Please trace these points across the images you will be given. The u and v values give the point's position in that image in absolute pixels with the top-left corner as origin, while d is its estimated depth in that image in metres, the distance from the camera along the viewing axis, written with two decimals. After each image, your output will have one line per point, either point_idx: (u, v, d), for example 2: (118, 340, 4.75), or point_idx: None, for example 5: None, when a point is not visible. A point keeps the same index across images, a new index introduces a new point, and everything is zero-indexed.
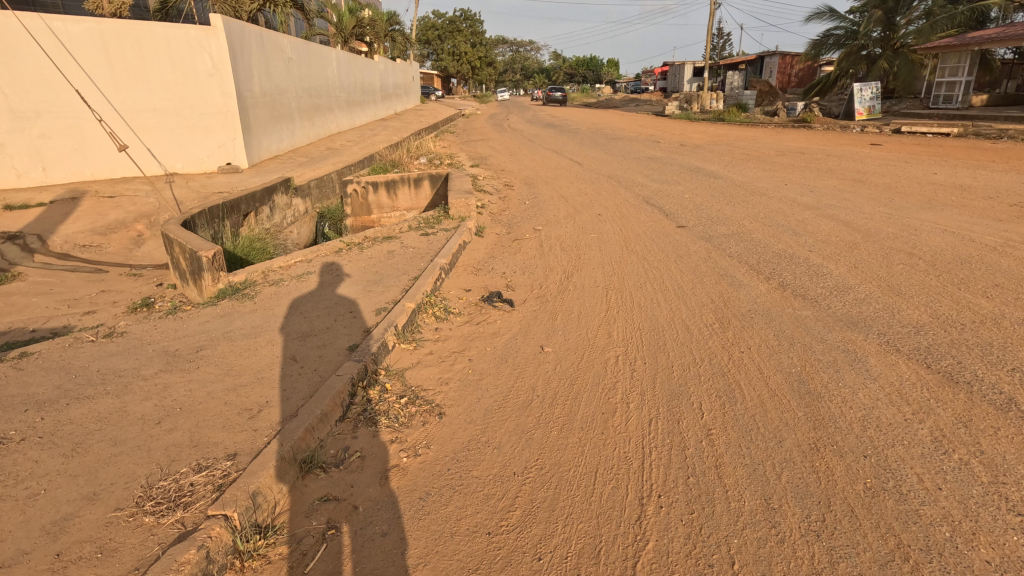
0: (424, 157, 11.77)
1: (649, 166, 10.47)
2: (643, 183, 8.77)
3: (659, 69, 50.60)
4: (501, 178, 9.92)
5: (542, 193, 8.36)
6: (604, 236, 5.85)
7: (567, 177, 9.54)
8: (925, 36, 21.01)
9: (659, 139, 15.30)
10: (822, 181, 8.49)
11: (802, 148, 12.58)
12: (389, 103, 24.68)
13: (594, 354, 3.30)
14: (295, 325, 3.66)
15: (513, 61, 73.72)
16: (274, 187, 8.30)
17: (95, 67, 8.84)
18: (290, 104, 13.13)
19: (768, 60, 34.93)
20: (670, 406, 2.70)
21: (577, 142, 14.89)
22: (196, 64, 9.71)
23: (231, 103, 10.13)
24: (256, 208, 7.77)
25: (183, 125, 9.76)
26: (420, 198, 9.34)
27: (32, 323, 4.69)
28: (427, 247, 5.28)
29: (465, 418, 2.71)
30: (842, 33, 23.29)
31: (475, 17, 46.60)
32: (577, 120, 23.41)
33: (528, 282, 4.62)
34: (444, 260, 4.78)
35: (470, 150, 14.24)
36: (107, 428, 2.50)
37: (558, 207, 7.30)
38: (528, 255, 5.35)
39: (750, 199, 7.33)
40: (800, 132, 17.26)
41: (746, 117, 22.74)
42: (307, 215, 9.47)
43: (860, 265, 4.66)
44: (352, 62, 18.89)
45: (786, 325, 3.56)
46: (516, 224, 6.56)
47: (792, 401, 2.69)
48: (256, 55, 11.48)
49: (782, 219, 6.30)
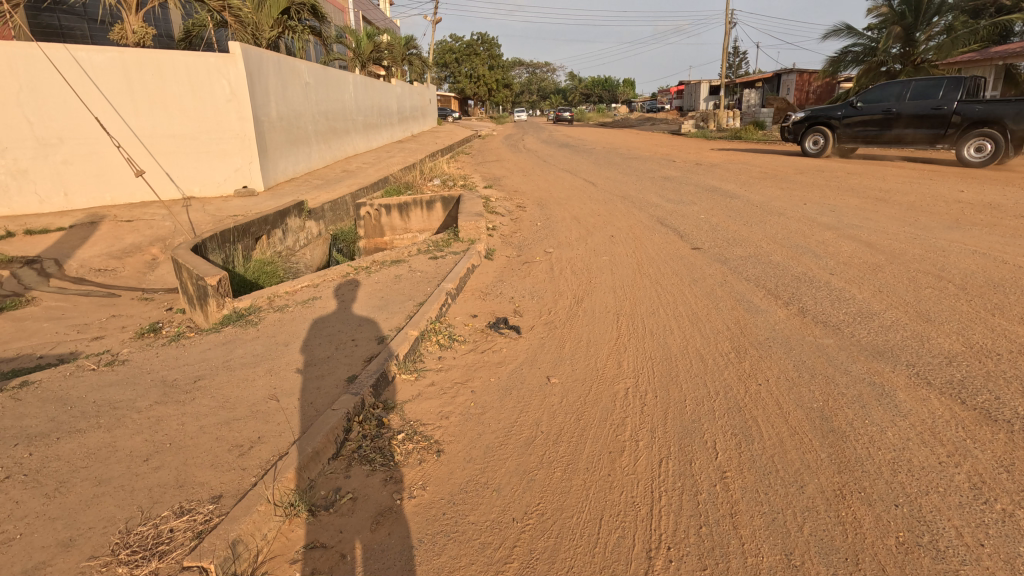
0: (438, 179, 11.78)
1: (664, 186, 10.36)
2: (658, 203, 8.65)
3: (674, 89, 50.84)
4: (514, 199, 9.87)
5: (555, 214, 8.27)
6: (616, 259, 5.73)
7: (581, 198, 9.47)
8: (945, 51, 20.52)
9: (675, 158, 15.22)
10: (843, 200, 8.30)
11: (821, 166, 12.38)
12: (406, 125, 25.08)
13: (602, 385, 3.15)
14: (295, 354, 3.57)
15: (529, 83, 74.76)
16: (286, 210, 8.35)
17: (116, 95, 9.06)
18: (306, 127, 13.35)
19: (785, 78, 34.90)
20: (681, 445, 2.54)
21: (591, 162, 14.86)
22: (214, 90, 9.92)
23: (248, 128, 10.32)
24: (268, 232, 7.80)
25: (201, 149, 9.94)
26: (433, 219, 9.38)
27: (40, 349, 4.70)
28: (435, 271, 5.20)
29: (464, 457, 2.58)
30: (860, 50, 23.10)
31: (492, 40, 47.44)
32: (592, 140, 23.48)
33: (537, 306, 4.51)
34: (451, 284, 4.68)
35: (484, 171, 14.27)
36: (93, 466, 2.41)
37: (570, 229, 7.23)
38: (538, 279, 5.25)
39: (768, 220, 7.16)
40: (820, 149, 17.03)
41: (763, 135, 22.59)
42: (320, 237, 9.50)
43: (885, 289, 4.45)
44: (369, 86, 19.25)
45: (807, 355, 3.36)
46: (527, 246, 6.48)
47: (814, 441, 2.51)
48: (273, 81, 11.70)
49: (801, 240, 6.11)
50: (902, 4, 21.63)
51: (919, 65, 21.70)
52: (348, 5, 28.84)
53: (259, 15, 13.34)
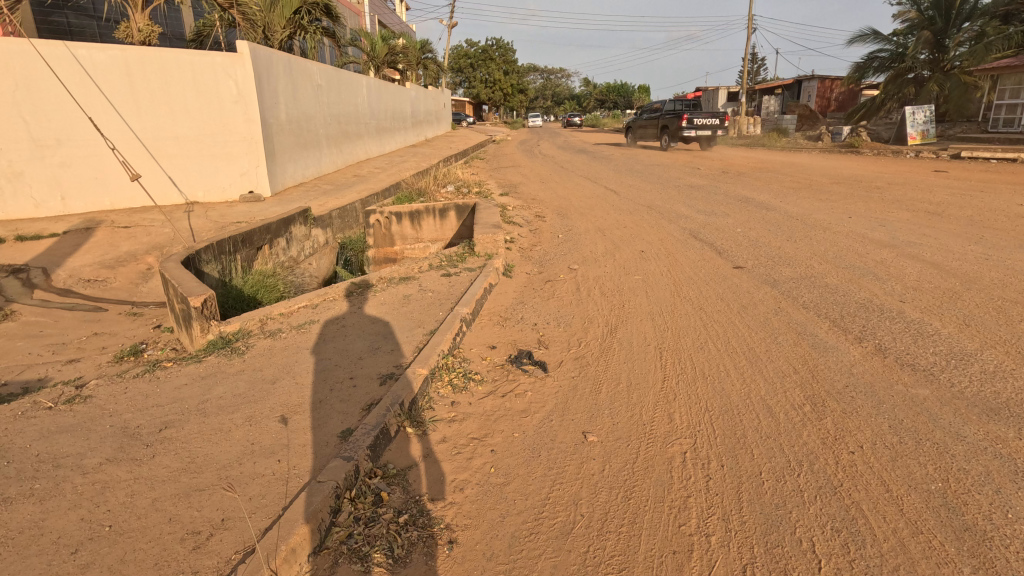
0: (452, 186, 11.27)
1: (691, 195, 9.78)
2: (687, 214, 8.07)
3: (692, 95, 50.29)
4: (531, 208, 9.33)
5: (577, 225, 7.74)
6: (650, 278, 5.15)
7: (603, 207, 8.92)
8: (978, 57, 19.51)
9: (699, 165, 14.59)
10: (891, 213, 7.64)
11: (857, 176, 11.71)
12: (420, 129, 24.72)
13: (652, 447, 2.57)
14: (282, 396, 3.02)
15: (545, 88, 74.26)
16: (291, 217, 7.86)
17: (118, 95, 8.66)
18: (317, 131, 12.95)
19: (806, 84, 34.01)
20: (769, 547, 1.95)
21: (611, 169, 14.25)
22: (220, 90, 9.54)
23: (255, 130, 9.93)
24: (270, 240, 7.29)
25: (206, 152, 9.56)
26: (446, 229, 8.87)
27: (6, 373, 4.20)
28: (448, 292, 4.63)
29: (484, 551, 2.01)
30: (887, 56, 22.45)
31: (507, 45, 47.10)
32: (609, 146, 22.91)
33: (564, 336, 3.92)
34: (466, 308, 4.11)
35: (500, 177, 13.71)
36: (4, 563, 1.87)
37: (594, 241, 6.69)
38: (563, 301, 4.68)
39: (812, 234, 6.54)
40: (850, 158, 16.32)
41: (787, 142, 21.92)
42: (327, 246, 8.99)
43: (973, 322, 3.80)
44: (383, 89, 18.88)
45: (902, 411, 2.74)
46: (548, 261, 5.92)
47: (945, 545, 1.91)
48: (283, 81, 11.29)
49: (855, 259, 5.49)
50: (930, 10, 21.09)
51: (948, 71, 21.02)
52: (364, 9, 28.74)
53: (270, 15, 13.11)
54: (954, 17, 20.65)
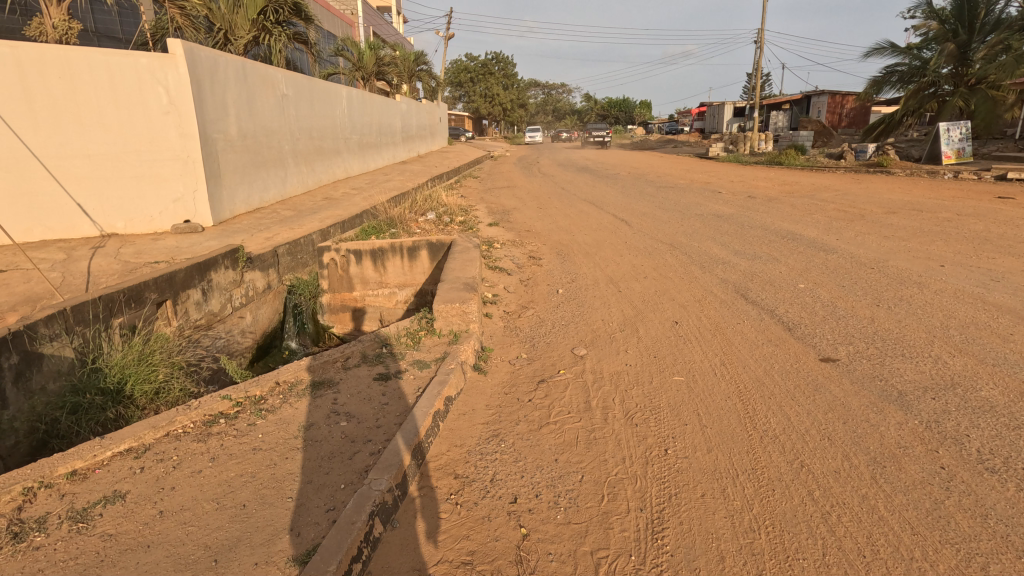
0: (432, 213, 9.51)
1: (720, 228, 8.03)
2: (724, 257, 6.32)
3: (695, 111, 49.06)
4: (525, 243, 7.62)
5: (583, 272, 6.00)
6: (697, 382, 3.37)
7: (614, 244, 7.18)
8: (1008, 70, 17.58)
9: (718, 187, 12.89)
10: (990, 259, 5.87)
11: (907, 204, 9.95)
12: (412, 144, 23.11)
13: None
14: None
15: (545, 104, 73.16)
16: (210, 261, 6.04)
17: (7, 104, 6.91)
18: (280, 147, 11.30)
19: (815, 100, 32.43)
20: None
21: (619, 192, 12.52)
22: (146, 98, 7.88)
23: (192, 148, 8.32)
24: (177, 294, 5.49)
25: (128, 174, 7.87)
26: (416, 272, 7.14)
27: None
28: (375, 421, 2.82)
29: None
30: (905, 70, 20.82)
31: (507, 60, 45.74)
32: (616, 163, 21.21)
33: (565, 545, 2.11)
34: (387, 480, 2.27)
35: (492, 201, 11.99)
36: None
37: (607, 302, 4.93)
38: (564, 432, 2.88)
39: (904, 296, 4.78)
40: (885, 180, 14.60)
41: (806, 160, 20.32)
42: (270, 292, 7.17)
43: None
44: (368, 102, 17.31)
45: None
46: (542, 339, 4.16)
47: None
48: (234, 90, 9.59)
49: (998, 345, 3.70)
50: (952, 21, 19.51)
51: (974, 86, 19.44)
52: (357, 20, 27.43)
53: (232, 16, 11.59)
54: (979, 28, 18.97)
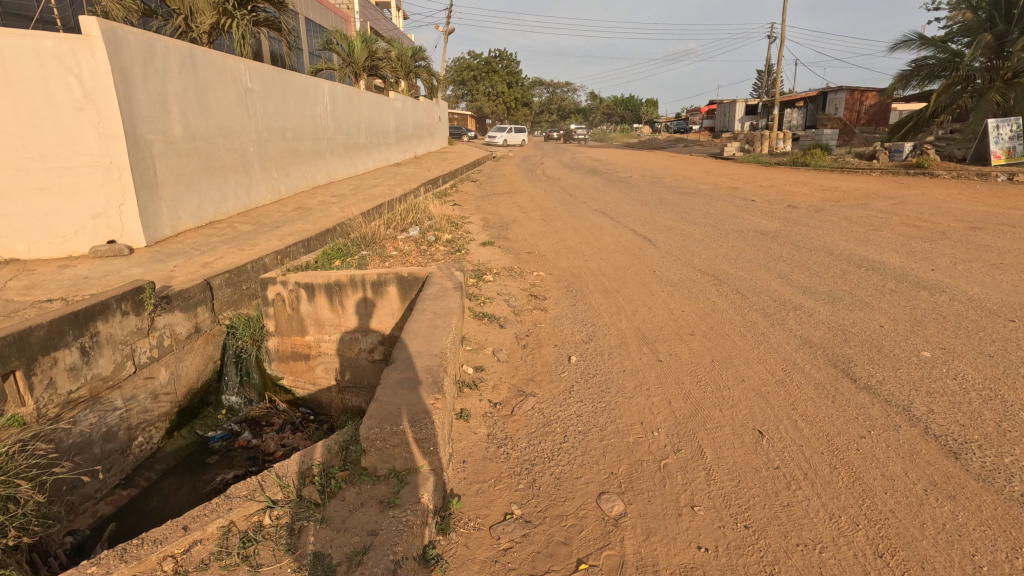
0: (415, 229, 7.89)
1: (770, 251, 6.36)
2: (792, 299, 4.68)
3: (706, 109, 47.13)
4: (525, 271, 5.98)
5: (602, 323, 4.36)
6: None
7: (640, 276, 5.52)
8: None
9: (749, 194, 11.20)
10: None
11: (985, 216, 8.18)
12: (408, 144, 21.55)
13: None
14: None
15: (549, 101, 71.33)
16: (96, 306, 4.41)
17: None
18: (243, 149, 9.70)
19: (832, 97, 30.59)
20: None
21: (635, 200, 10.86)
22: (50, 86, 5.92)
23: (115, 150, 6.32)
24: (32, 359, 3.89)
25: (29, 185, 5.99)
26: (382, 312, 5.51)
27: None
28: None
29: None
30: (935, 63, 18.90)
31: (511, 56, 44.07)
32: (625, 165, 19.51)
33: None
34: None
35: (489, 211, 10.35)
36: None
37: (644, 386, 3.29)
38: None
39: None
40: (933, 184, 12.85)
41: (834, 161, 18.57)
42: (199, 338, 5.59)
43: None
44: (357, 99, 15.70)
45: None
46: (545, 472, 2.53)
47: None
48: (177, 80, 7.98)
49: None
50: (984, 10, 17.66)
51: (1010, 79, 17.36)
52: (352, 14, 25.90)
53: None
54: (1016, 18, 16.89)
